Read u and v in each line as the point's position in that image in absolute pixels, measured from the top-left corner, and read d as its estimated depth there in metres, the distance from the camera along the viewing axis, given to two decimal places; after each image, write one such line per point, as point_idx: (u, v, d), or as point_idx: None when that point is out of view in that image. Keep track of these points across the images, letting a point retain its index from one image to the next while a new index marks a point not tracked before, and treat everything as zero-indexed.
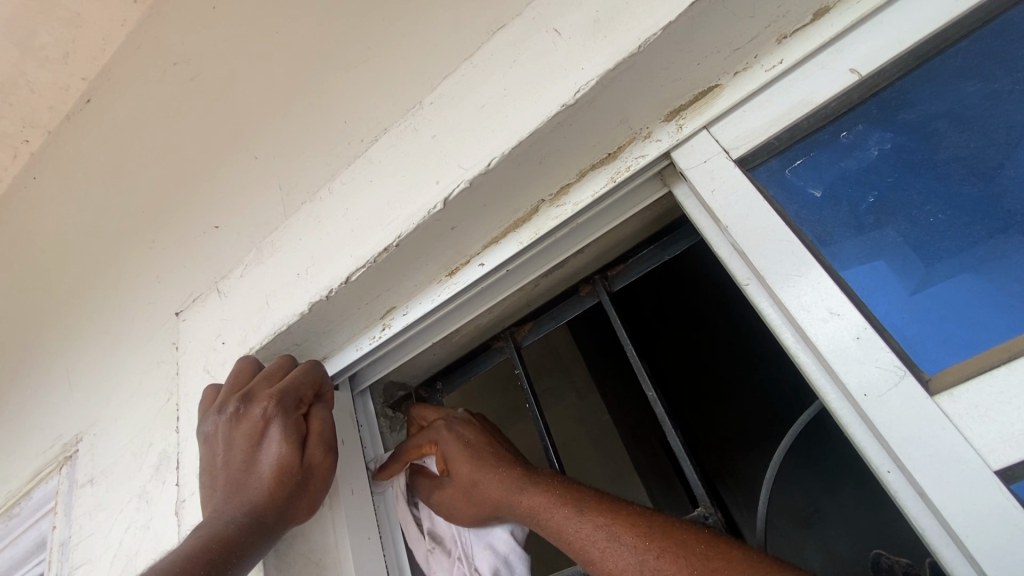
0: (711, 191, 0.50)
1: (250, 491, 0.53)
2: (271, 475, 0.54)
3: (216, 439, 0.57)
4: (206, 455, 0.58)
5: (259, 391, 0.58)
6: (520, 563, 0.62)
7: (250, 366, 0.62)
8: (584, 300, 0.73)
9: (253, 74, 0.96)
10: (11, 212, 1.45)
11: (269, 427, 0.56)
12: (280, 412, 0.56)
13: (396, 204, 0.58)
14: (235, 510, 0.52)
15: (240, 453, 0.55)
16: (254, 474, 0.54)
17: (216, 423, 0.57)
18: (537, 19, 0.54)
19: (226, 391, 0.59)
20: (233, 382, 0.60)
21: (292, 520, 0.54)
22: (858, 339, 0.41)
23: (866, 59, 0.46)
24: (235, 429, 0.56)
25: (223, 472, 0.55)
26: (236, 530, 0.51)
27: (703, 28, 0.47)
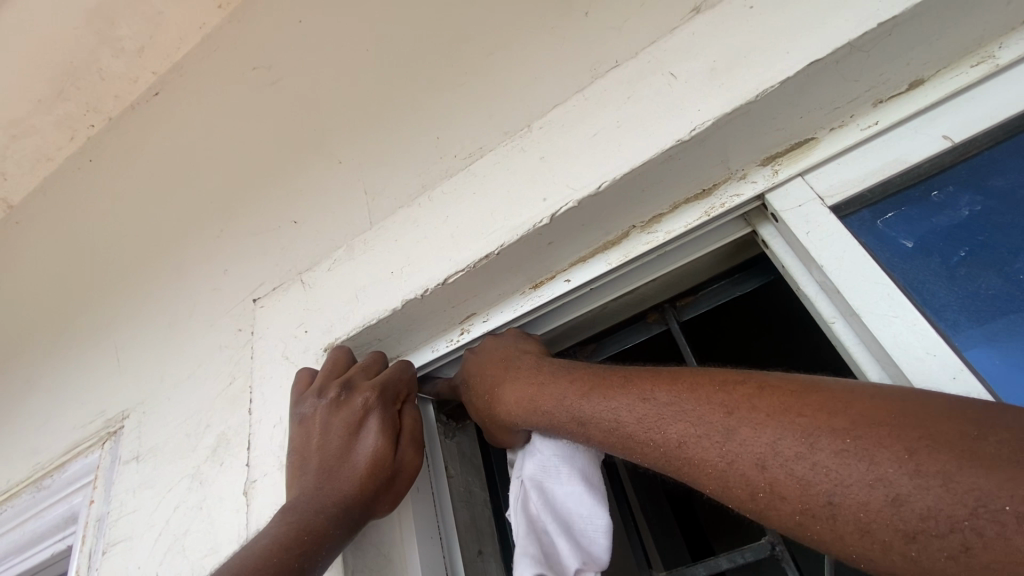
0: (806, 233, 0.54)
1: (343, 477, 0.55)
2: (365, 466, 0.57)
3: (311, 422, 0.60)
4: (297, 437, 0.60)
5: (359, 381, 0.62)
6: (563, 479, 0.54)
7: (345, 356, 0.65)
8: (651, 326, 0.75)
9: (338, 84, 1.03)
10: (62, 191, 1.48)
11: (368, 418, 0.59)
12: (380, 404, 0.60)
13: (500, 215, 0.62)
14: (327, 494, 0.54)
15: (336, 439, 0.58)
16: (349, 460, 0.57)
17: (313, 407, 0.60)
18: (652, 62, 0.60)
19: (325, 377, 0.63)
20: (330, 368, 0.64)
21: (373, 513, 0.56)
22: (956, 378, 0.44)
23: (958, 129, 0.52)
24: (332, 414, 0.59)
25: (317, 454, 0.57)
26: (329, 513, 0.52)
27: (812, 87, 0.52)
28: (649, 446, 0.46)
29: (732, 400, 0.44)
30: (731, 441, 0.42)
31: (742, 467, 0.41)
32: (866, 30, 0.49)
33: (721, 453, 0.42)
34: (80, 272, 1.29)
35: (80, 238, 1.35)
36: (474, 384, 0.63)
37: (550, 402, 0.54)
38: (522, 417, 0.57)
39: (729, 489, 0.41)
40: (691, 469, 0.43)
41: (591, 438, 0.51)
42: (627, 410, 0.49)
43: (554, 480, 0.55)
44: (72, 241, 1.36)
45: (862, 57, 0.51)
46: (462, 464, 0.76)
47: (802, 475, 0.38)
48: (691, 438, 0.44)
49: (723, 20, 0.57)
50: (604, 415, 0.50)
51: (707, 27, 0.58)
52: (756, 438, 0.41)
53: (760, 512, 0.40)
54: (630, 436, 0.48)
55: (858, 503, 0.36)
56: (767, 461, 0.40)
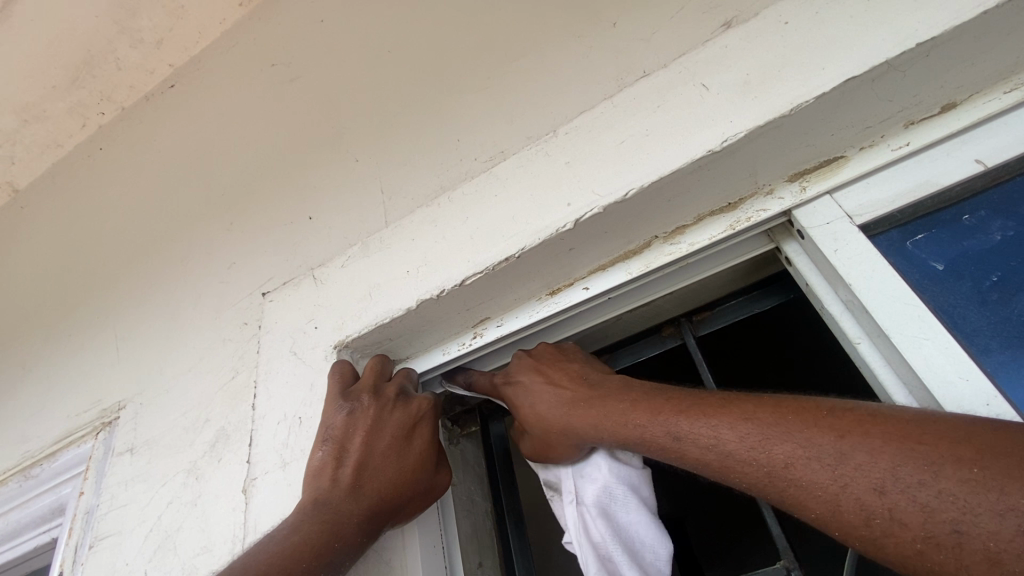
0: (834, 251, 0.53)
1: (388, 480, 0.56)
2: (410, 471, 0.58)
3: (358, 416, 0.59)
4: (338, 428, 0.59)
5: (409, 391, 0.64)
6: (626, 496, 0.56)
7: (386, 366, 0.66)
8: (666, 339, 0.74)
9: (358, 83, 1.03)
10: (69, 178, 1.47)
11: (418, 425, 0.61)
12: (430, 416, 0.62)
13: (523, 218, 0.61)
14: (370, 496, 0.55)
15: (389, 438, 0.58)
16: (394, 464, 0.57)
17: (365, 402, 0.60)
18: (684, 73, 0.59)
19: (374, 378, 0.64)
20: (373, 373, 0.64)
21: (400, 521, 0.57)
22: (990, 404, 0.43)
23: (991, 153, 0.51)
24: (385, 414, 0.60)
25: (366, 451, 0.57)
26: (362, 518, 0.53)
27: (846, 104, 0.52)
28: (757, 467, 0.44)
29: (840, 423, 0.43)
30: (845, 463, 0.41)
31: (855, 492, 0.40)
32: (904, 50, 0.49)
33: (834, 476, 0.41)
34: (83, 259, 1.28)
35: (85, 225, 1.33)
36: (546, 394, 0.60)
37: (643, 418, 0.52)
38: (602, 432, 0.55)
39: (841, 516, 0.40)
40: (797, 490, 0.42)
41: (687, 461, 0.49)
42: (735, 435, 0.47)
43: (622, 508, 0.55)
44: (76, 228, 1.35)
45: (897, 77, 0.51)
46: (465, 472, 0.74)
47: (925, 501, 0.38)
48: (799, 459, 0.43)
49: (756, 35, 0.57)
50: (705, 437, 0.48)
51: (739, 41, 0.58)
52: (873, 464, 0.40)
53: (877, 541, 0.39)
54: (732, 456, 0.46)
55: (986, 534, 0.35)
56: (886, 487, 0.39)
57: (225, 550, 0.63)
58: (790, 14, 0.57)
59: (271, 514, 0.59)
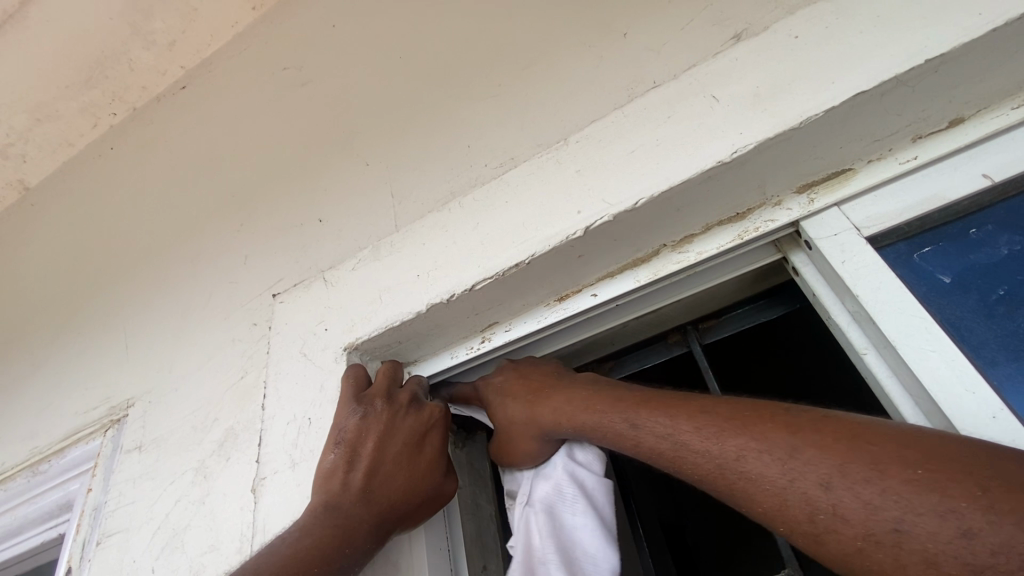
0: (841, 262, 0.53)
1: (398, 488, 0.57)
2: (421, 479, 0.58)
3: (370, 422, 0.60)
4: (350, 432, 0.59)
5: (422, 398, 0.64)
6: (572, 495, 0.56)
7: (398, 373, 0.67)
8: (672, 347, 0.75)
9: (369, 88, 1.04)
10: (80, 177, 1.48)
11: (430, 433, 0.61)
12: (442, 424, 0.63)
13: (533, 225, 0.62)
14: (380, 503, 0.55)
15: (401, 445, 0.59)
16: (406, 470, 0.58)
17: (378, 408, 0.61)
18: (694, 84, 0.60)
19: (386, 385, 0.64)
20: (385, 380, 0.65)
21: (407, 528, 0.58)
22: (995, 417, 0.44)
23: (998, 169, 0.52)
24: (397, 420, 0.60)
25: (378, 457, 0.58)
26: (372, 525, 0.54)
27: (855, 118, 0.53)
28: (666, 441, 0.49)
29: (797, 419, 0.45)
30: (795, 458, 0.42)
31: (802, 486, 0.41)
32: (913, 66, 0.49)
33: (782, 471, 0.42)
34: (93, 257, 1.29)
35: (95, 223, 1.35)
36: (517, 391, 0.62)
37: (604, 411, 0.55)
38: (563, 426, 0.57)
39: (788, 511, 0.41)
40: (747, 483, 0.43)
41: (643, 452, 0.50)
42: (645, 427, 0.51)
43: (567, 507, 0.56)
44: (87, 227, 1.36)
45: (906, 92, 0.51)
46: (470, 476, 0.75)
47: (868, 498, 0.38)
48: (751, 451, 0.44)
49: (766, 48, 0.58)
50: (663, 428, 0.50)
51: (749, 54, 0.59)
52: (821, 459, 0.41)
53: (818, 536, 0.39)
54: (684, 446, 0.48)
55: (926, 534, 0.36)
56: (831, 482, 0.40)
57: (233, 549, 0.63)
58: (799, 28, 0.57)
59: (282, 513, 0.60)
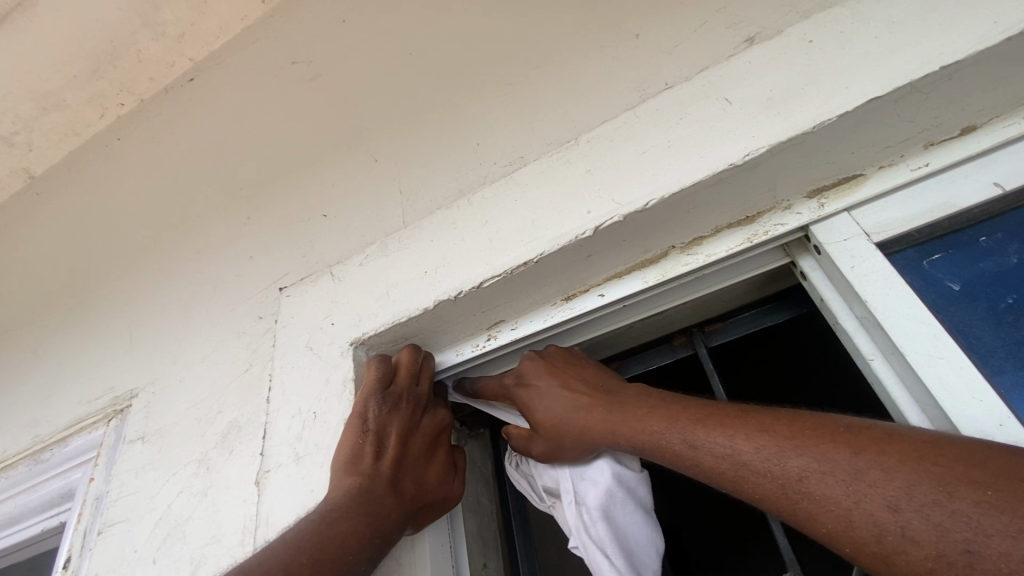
0: (851, 267, 0.53)
1: (420, 484, 0.60)
2: (438, 476, 0.62)
3: (393, 418, 0.61)
4: (376, 423, 0.60)
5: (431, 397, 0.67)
6: (625, 493, 0.59)
7: (415, 357, 0.66)
8: (677, 349, 0.75)
9: (378, 84, 1.04)
10: (86, 167, 1.48)
11: (441, 434, 0.66)
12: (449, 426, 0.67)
13: (542, 224, 0.62)
14: (406, 497, 0.57)
15: (420, 443, 0.62)
16: (425, 470, 0.61)
17: (401, 403, 0.62)
18: (706, 87, 0.60)
19: (407, 378, 0.65)
20: (403, 371, 0.65)
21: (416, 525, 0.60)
22: (1001, 426, 0.44)
23: (1008, 178, 0.52)
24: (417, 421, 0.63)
25: (402, 453, 0.60)
26: (400, 518, 0.56)
27: (868, 124, 0.53)
28: (726, 461, 0.48)
29: (856, 440, 0.44)
30: (860, 479, 0.42)
31: (869, 507, 0.40)
32: (928, 72, 0.49)
33: (847, 492, 0.41)
34: (97, 247, 1.29)
35: (100, 214, 1.35)
36: (562, 399, 0.61)
37: (658, 425, 0.54)
38: (614, 436, 0.57)
39: (856, 534, 0.40)
40: (810, 505, 0.43)
41: (701, 472, 0.49)
42: (704, 447, 0.50)
43: (619, 509, 0.59)
44: (92, 217, 1.36)
45: (920, 98, 0.51)
46: (473, 474, 0.75)
47: (938, 520, 0.37)
48: (813, 473, 0.43)
49: (779, 52, 0.58)
50: (722, 447, 0.49)
51: (762, 57, 0.59)
52: (888, 481, 0.40)
53: (886, 558, 0.39)
54: (745, 465, 0.47)
55: (998, 555, 0.35)
56: (899, 505, 0.39)
57: (236, 541, 0.64)
58: (814, 32, 0.57)
59: (286, 506, 0.60)
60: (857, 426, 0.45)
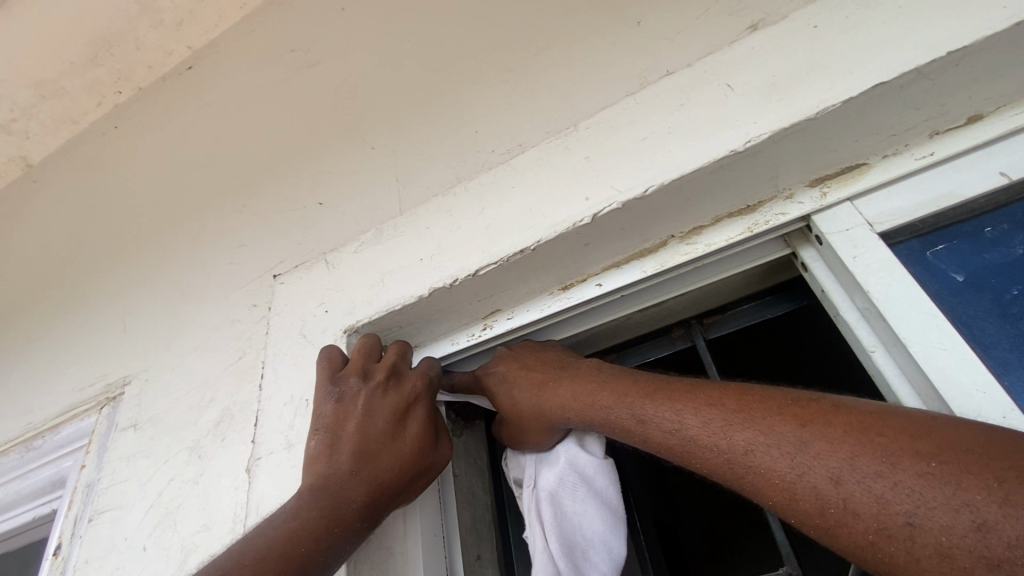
0: (853, 257, 0.52)
1: (383, 463, 0.55)
2: (410, 450, 0.57)
3: (348, 404, 0.59)
4: (329, 416, 0.59)
5: (402, 368, 0.62)
6: (582, 481, 0.58)
7: (372, 344, 0.64)
8: (675, 341, 0.74)
9: (377, 72, 1.03)
10: (83, 155, 1.47)
11: (414, 405, 0.60)
12: (426, 394, 0.61)
13: (539, 212, 0.61)
14: (367, 482, 0.54)
15: (382, 421, 0.58)
16: (390, 447, 0.57)
17: (354, 387, 0.59)
18: (708, 73, 0.59)
19: (362, 359, 0.62)
20: (360, 355, 0.63)
21: (402, 502, 0.57)
22: (1005, 418, 0.43)
23: (1016, 167, 0.51)
24: (377, 397, 0.59)
25: (359, 437, 0.56)
26: (361, 505, 0.53)
27: (872, 111, 0.52)
28: (673, 437, 0.48)
29: (805, 413, 0.43)
30: (805, 452, 0.41)
31: (813, 480, 0.40)
32: (934, 57, 0.48)
33: (791, 465, 0.41)
34: (93, 235, 1.28)
35: (96, 202, 1.34)
36: (522, 379, 0.61)
37: (609, 401, 0.54)
38: (570, 414, 0.57)
39: (802, 509, 0.40)
40: (756, 479, 0.43)
41: (652, 446, 0.50)
42: (652, 423, 0.50)
43: (570, 496, 0.57)
44: (88, 204, 1.35)
45: (926, 84, 0.50)
46: (468, 465, 0.74)
47: (879, 493, 0.38)
48: (758, 446, 0.43)
49: (783, 37, 0.57)
50: (669, 422, 0.49)
51: (766, 43, 0.58)
52: (831, 453, 0.40)
53: (830, 530, 0.39)
54: (691, 441, 0.47)
55: (939, 528, 0.35)
56: (842, 477, 0.39)
57: (226, 529, 0.63)
58: (819, 18, 0.56)
59: (276, 494, 0.59)
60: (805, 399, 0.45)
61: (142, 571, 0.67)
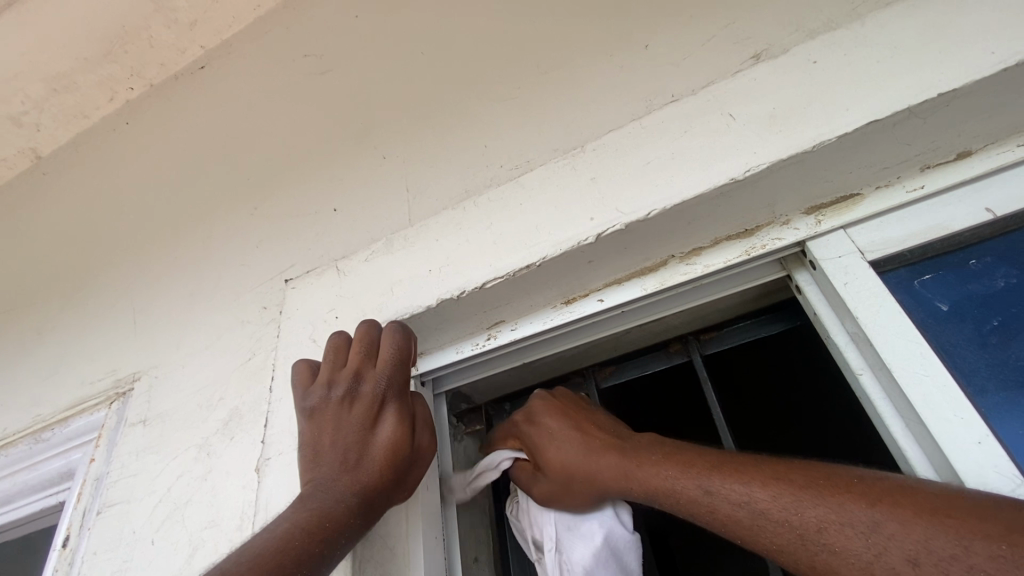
0: (844, 284, 0.55)
1: (360, 470, 0.56)
2: (384, 453, 0.57)
3: (321, 414, 0.59)
4: (307, 432, 0.59)
5: (367, 370, 0.61)
6: (619, 555, 0.60)
7: (343, 345, 0.64)
8: (672, 355, 0.76)
9: (390, 82, 1.06)
10: (95, 150, 1.49)
11: (382, 408, 0.59)
12: (393, 395, 0.60)
13: (545, 229, 0.63)
14: (347, 489, 0.54)
15: (353, 429, 0.58)
16: (363, 455, 0.56)
17: (324, 400, 0.59)
18: (712, 101, 0.61)
19: (330, 368, 0.62)
20: (331, 361, 0.63)
21: (394, 500, 0.58)
22: (981, 444, 0.45)
23: (1001, 203, 0.53)
24: (345, 407, 0.59)
25: (332, 451, 0.57)
26: (348, 507, 0.54)
27: (866, 146, 0.54)
28: (742, 509, 0.48)
29: (870, 492, 0.45)
30: (879, 532, 0.42)
31: (891, 562, 0.41)
32: (927, 98, 0.51)
33: (867, 544, 0.42)
34: (103, 231, 1.30)
35: (107, 198, 1.36)
36: (575, 440, 0.62)
37: (676, 470, 0.54)
38: (631, 484, 0.56)
39: (789, 548, 0.45)
40: (831, 558, 0.43)
41: (722, 522, 0.49)
42: (720, 494, 0.50)
43: (604, 571, 0.59)
44: (99, 200, 1.37)
45: (918, 123, 0.53)
46: (467, 470, 0.77)
47: (955, 574, 0.39)
48: (830, 523, 0.44)
49: (783, 70, 0.59)
50: (738, 494, 0.49)
51: (768, 74, 0.60)
52: (906, 535, 0.41)
53: None
54: (762, 514, 0.47)
55: None
56: (919, 559, 0.40)
57: (234, 526, 0.65)
58: (818, 53, 0.58)
59: (284, 495, 0.60)
60: (865, 477, 0.46)
61: (150, 564, 0.69)
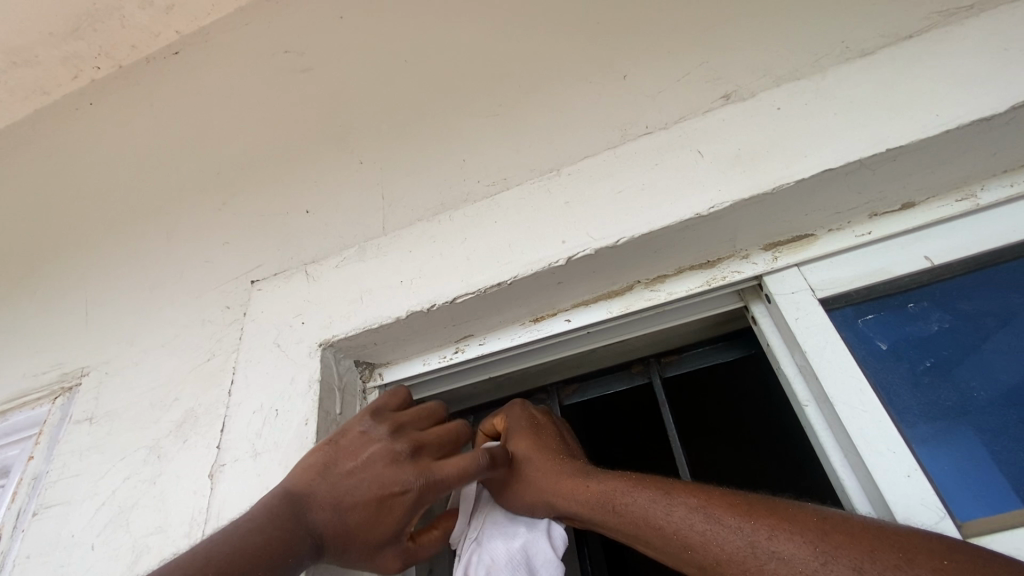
0: (795, 318, 0.59)
1: (340, 522, 0.54)
2: (369, 524, 0.54)
3: (367, 444, 0.58)
4: (347, 438, 0.58)
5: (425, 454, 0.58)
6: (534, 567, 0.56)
7: (427, 416, 0.63)
8: (634, 377, 0.79)
9: (371, 87, 1.06)
10: (53, 130, 1.42)
11: (406, 498, 0.55)
12: (424, 495, 0.55)
13: (518, 248, 0.64)
14: (315, 520, 0.53)
15: (370, 488, 0.55)
16: (356, 512, 0.54)
17: (379, 438, 0.58)
18: (684, 137, 0.64)
19: (406, 421, 0.61)
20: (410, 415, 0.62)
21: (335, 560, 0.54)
22: (910, 477, 0.48)
23: (937, 253, 0.58)
24: (388, 463, 0.56)
25: (345, 481, 0.55)
26: (306, 535, 0.52)
27: (821, 191, 0.58)
28: (698, 514, 0.49)
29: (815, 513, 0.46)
30: (827, 541, 0.44)
31: (836, 569, 0.42)
32: (877, 152, 0.55)
33: (814, 552, 0.44)
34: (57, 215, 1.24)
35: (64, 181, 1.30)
36: (553, 438, 0.63)
37: (643, 476, 0.55)
38: (591, 483, 0.56)
39: (739, 557, 0.46)
40: (779, 565, 0.44)
41: (673, 523, 0.50)
42: (677, 499, 0.51)
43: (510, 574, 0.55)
44: (55, 182, 1.31)
45: (868, 174, 0.57)
46: None
47: None
48: (779, 531, 0.46)
49: (751, 114, 0.62)
50: (695, 501, 0.50)
51: (736, 116, 0.63)
52: (852, 545, 0.43)
53: None
54: (715, 521, 0.48)
55: None
56: (863, 567, 0.42)
57: (181, 533, 0.64)
58: (782, 101, 0.62)
59: (236, 502, 0.59)
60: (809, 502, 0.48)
61: (88, 570, 0.66)
